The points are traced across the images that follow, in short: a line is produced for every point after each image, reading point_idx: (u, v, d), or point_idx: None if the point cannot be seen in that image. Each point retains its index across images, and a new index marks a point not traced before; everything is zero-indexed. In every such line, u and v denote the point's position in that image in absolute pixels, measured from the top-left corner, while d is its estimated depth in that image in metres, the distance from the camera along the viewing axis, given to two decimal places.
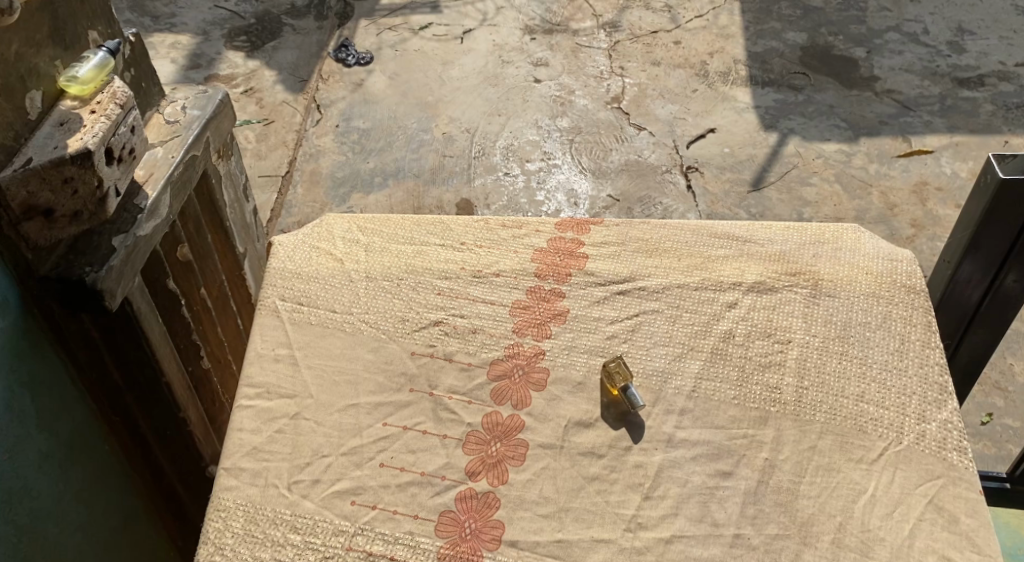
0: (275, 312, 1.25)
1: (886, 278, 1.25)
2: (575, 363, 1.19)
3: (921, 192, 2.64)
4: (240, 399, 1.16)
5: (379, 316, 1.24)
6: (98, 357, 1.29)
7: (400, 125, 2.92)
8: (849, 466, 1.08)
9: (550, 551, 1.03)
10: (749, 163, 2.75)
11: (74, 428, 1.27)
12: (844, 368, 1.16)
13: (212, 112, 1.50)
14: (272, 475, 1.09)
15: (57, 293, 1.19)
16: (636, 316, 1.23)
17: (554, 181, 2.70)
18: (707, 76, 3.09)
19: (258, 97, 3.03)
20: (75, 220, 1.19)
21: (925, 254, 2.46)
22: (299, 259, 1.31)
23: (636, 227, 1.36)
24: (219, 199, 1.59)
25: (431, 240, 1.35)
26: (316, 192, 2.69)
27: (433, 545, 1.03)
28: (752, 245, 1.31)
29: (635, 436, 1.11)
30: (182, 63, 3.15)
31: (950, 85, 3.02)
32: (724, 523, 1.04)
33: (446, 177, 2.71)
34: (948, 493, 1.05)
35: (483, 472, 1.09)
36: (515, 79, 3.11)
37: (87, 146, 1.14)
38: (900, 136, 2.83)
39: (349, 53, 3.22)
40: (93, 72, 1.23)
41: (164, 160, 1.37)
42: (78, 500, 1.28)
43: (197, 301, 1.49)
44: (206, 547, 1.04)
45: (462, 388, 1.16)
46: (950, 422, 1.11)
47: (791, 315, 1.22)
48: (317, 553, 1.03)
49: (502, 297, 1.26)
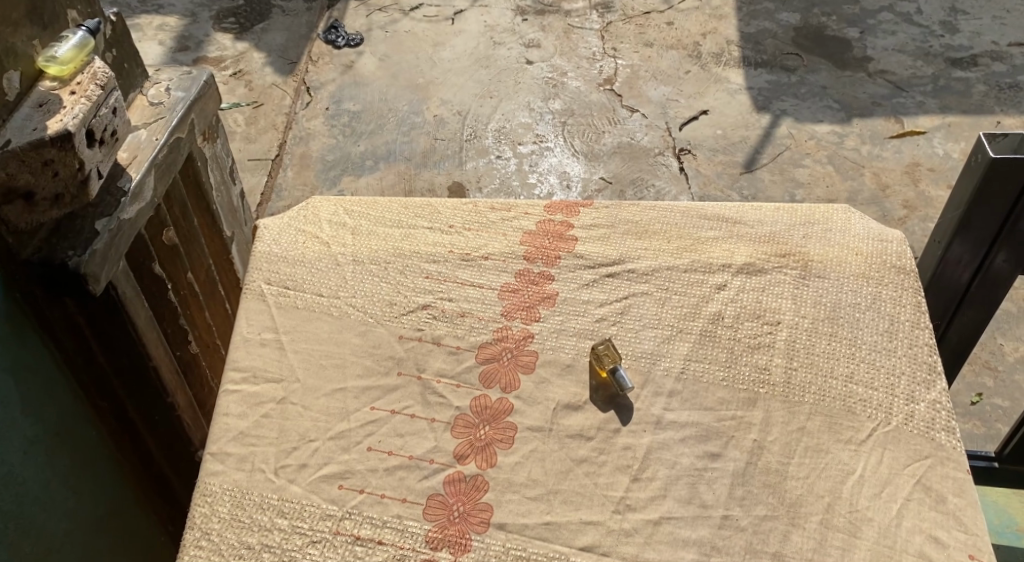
0: (261, 296, 1.24)
1: (876, 258, 1.25)
2: (564, 346, 1.18)
3: (914, 173, 2.64)
4: (227, 383, 1.16)
5: (366, 300, 1.23)
6: (84, 343, 1.29)
7: (391, 108, 2.89)
8: (838, 447, 1.08)
9: (539, 533, 1.02)
10: (741, 145, 2.74)
11: (60, 414, 1.26)
12: (834, 348, 1.16)
13: (197, 92, 1.48)
14: (259, 460, 1.09)
15: (40, 279, 1.18)
16: (625, 298, 1.23)
17: (547, 164, 2.69)
18: (700, 57, 3.07)
19: (247, 79, 3.00)
20: (56, 203, 1.19)
21: (916, 236, 2.45)
22: (284, 242, 1.30)
23: (625, 208, 1.35)
24: (206, 183, 1.57)
25: (419, 223, 1.34)
26: (307, 175, 2.68)
27: (421, 528, 1.03)
28: (742, 226, 1.31)
29: (624, 418, 1.11)
30: (170, 45, 3.11)
31: (943, 65, 3.01)
32: (713, 504, 1.04)
33: (437, 161, 2.69)
34: (935, 474, 1.06)
35: (471, 455, 1.09)
36: (507, 60, 3.08)
37: (67, 128, 1.13)
38: (892, 117, 2.82)
39: (339, 35, 3.19)
40: (73, 51, 1.21)
41: (147, 142, 1.36)
42: (66, 486, 1.28)
43: (184, 285, 1.49)
44: (193, 532, 1.04)
45: (451, 371, 1.16)
46: (939, 402, 1.11)
47: (780, 296, 1.21)
48: (305, 538, 1.02)
49: (490, 281, 1.26)
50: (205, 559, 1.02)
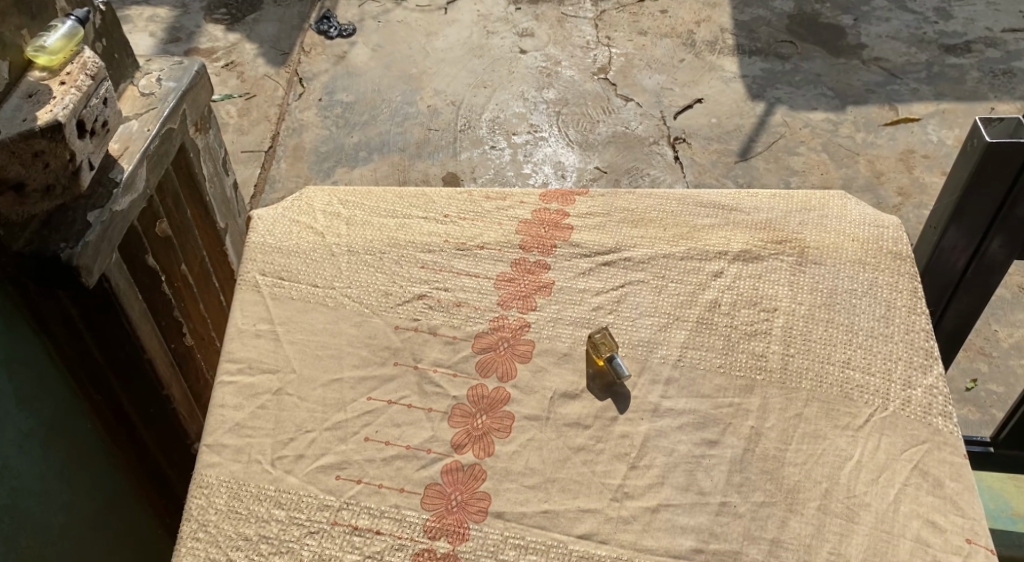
0: (255, 287, 1.23)
1: (871, 243, 1.25)
2: (560, 335, 1.18)
3: (908, 160, 2.64)
4: (222, 375, 1.15)
5: (362, 290, 1.22)
6: (77, 335, 1.28)
7: (384, 98, 2.88)
8: (835, 433, 1.08)
9: (537, 521, 1.02)
10: (736, 133, 2.74)
11: (55, 408, 1.26)
12: (831, 335, 1.16)
13: (188, 83, 1.47)
14: (255, 451, 1.08)
15: (33, 271, 1.17)
16: (621, 287, 1.22)
17: (542, 154, 2.68)
18: (694, 45, 3.06)
19: (240, 71, 2.99)
20: (47, 195, 1.18)
21: (911, 223, 2.45)
22: (278, 233, 1.29)
23: (621, 197, 1.35)
24: (199, 174, 1.56)
25: (413, 213, 1.33)
26: (300, 166, 2.67)
27: (419, 518, 1.03)
28: (738, 213, 1.30)
29: (621, 406, 1.11)
30: (161, 37, 3.10)
31: (937, 52, 3.00)
32: (710, 491, 1.04)
33: (432, 151, 2.69)
34: (933, 458, 1.06)
35: (469, 444, 1.08)
36: (501, 50, 3.07)
37: (58, 119, 1.12)
38: (886, 104, 2.82)
39: (331, 25, 3.17)
40: (62, 42, 1.19)
41: (139, 133, 1.35)
42: (62, 479, 1.28)
43: (178, 277, 1.48)
44: (190, 524, 1.03)
45: (447, 361, 1.15)
46: (936, 387, 1.11)
47: (776, 283, 1.21)
48: (302, 528, 1.02)
49: (486, 270, 1.25)
50: (202, 551, 1.01)
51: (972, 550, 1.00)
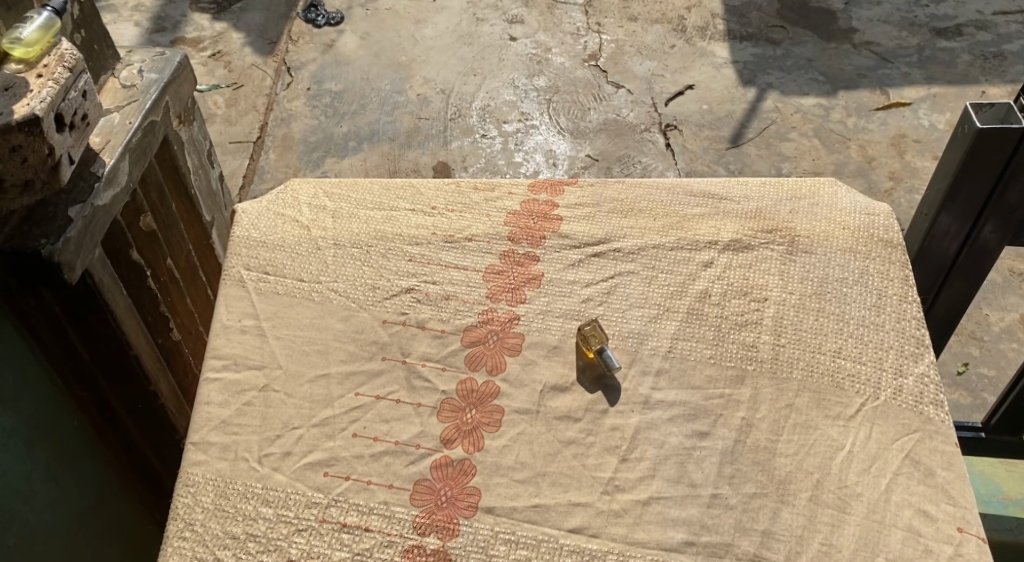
0: (240, 283, 1.22)
1: (863, 232, 1.24)
2: (550, 327, 1.17)
3: (899, 145, 2.63)
4: (208, 372, 1.14)
5: (349, 284, 1.21)
6: (61, 332, 1.27)
7: (373, 87, 2.86)
8: (826, 423, 1.07)
9: (527, 516, 1.02)
10: (727, 119, 2.72)
11: (38, 406, 1.25)
12: (822, 325, 1.15)
13: (170, 74, 1.45)
14: (242, 449, 1.07)
15: (14, 269, 1.17)
16: (611, 278, 1.21)
17: (533, 142, 2.66)
18: (685, 31, 3.04)
19: (226, 60, 2.96)
20: (26, 190, 1.15)
21: (902, 208, 2.45)
22: (263, 226, 1.27)
23: (611, 187, 1.33)
24: (183, 166, 1.55)
25: (401, 205, 1.32)
26: (289, 157, 2.64)
27: (409, 514, 1.02)
28: (728, 202, 1.29)
29: (612, 399, 1.10)
30: (147, 26, 3.06)
31: (928, 35, 2.99)
32: (701, 483, 1.03)
33: (422, 140, 2.67)
34: (925, 447, 1.06)
35: (458, 439, 1.08)
36: (489, 37, 3.04)
37: (34, 113, 1.09)
38: (877, 89, 2.80)
39: (319, 13, 3.13)
40: (38, 33, 1.16)
41: (120, 126, 1.33)
42: (48, 478, 1.27)
43: (163, 271, 1.47)
44: (175, 523, 1.02)
45: (436, 355, 1.14)
46: (927, 376, 1.11)
47: (767, 272, 1.20)
48: (290, 526, 1.01)
49: (475, 263, 1.24)
50: (189, 551, 1.01)
51: (964, 539, 0.99)
